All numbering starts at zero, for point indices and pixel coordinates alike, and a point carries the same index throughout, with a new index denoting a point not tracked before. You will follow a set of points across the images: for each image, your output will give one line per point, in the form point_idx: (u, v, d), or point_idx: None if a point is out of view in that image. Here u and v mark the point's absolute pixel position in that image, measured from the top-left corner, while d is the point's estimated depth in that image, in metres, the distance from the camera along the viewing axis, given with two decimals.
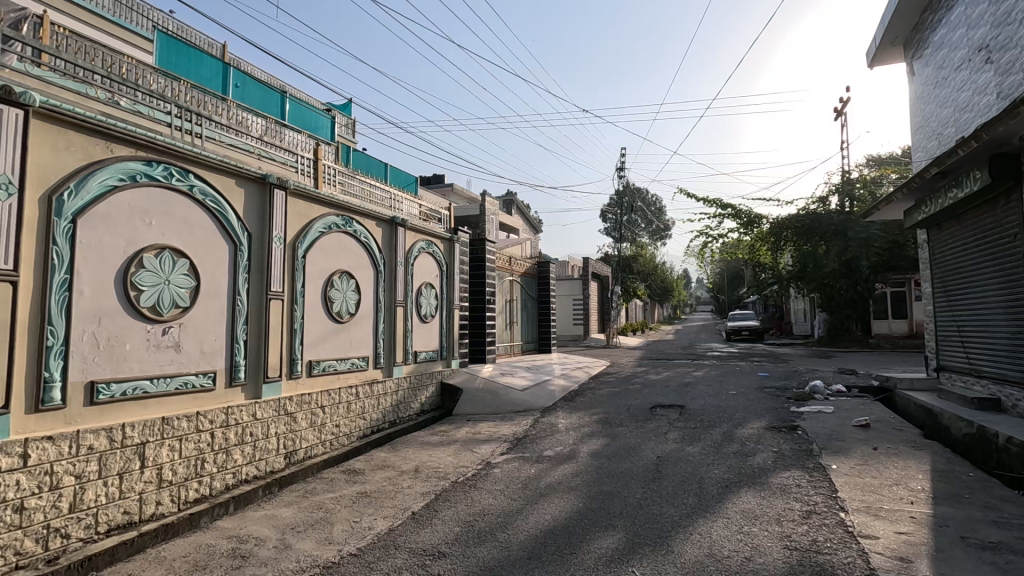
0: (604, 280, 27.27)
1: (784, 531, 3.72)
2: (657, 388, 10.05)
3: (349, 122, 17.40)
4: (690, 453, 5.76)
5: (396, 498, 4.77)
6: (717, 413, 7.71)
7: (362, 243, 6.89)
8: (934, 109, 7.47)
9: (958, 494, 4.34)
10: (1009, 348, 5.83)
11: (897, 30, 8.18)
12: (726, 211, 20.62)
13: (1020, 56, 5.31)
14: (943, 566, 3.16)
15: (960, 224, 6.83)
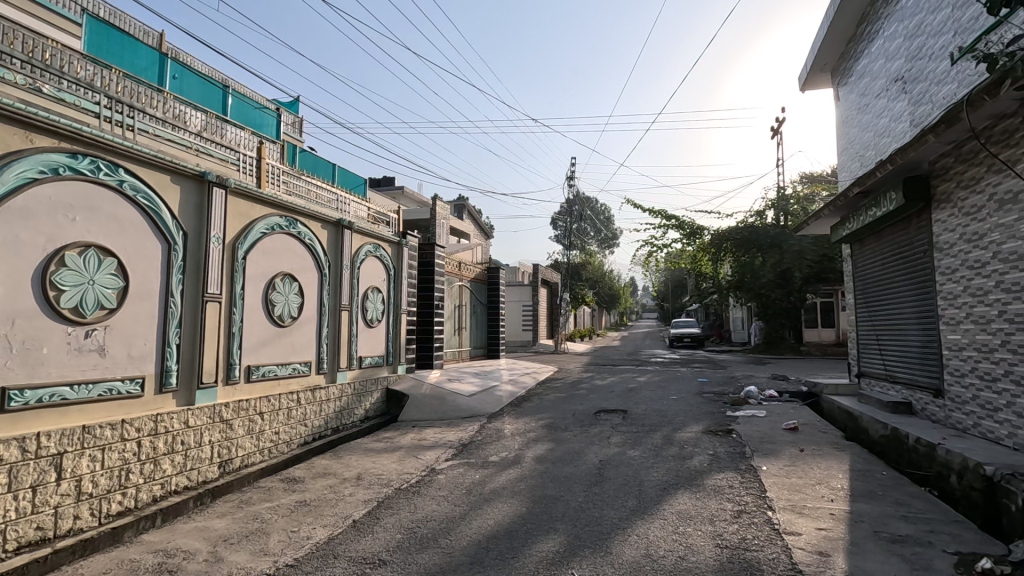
0: (554, 287, 27.69)
1: (716, 530, 3.89)
2: (602, 393, 10.27)
3: (296, 120, 16.95)
4: (632, 456, 5.94)
5: (336, 506, 4.67)
6: (658, 418, 7.95)
7: (306, 245, 6.71)
8: (857, 133, 8.04)
9: (873, 491, 4.67)
10: (920, 356, 6.31)
11: (825, 58, 8.77)
12: (670, 222, 21.43)
13: (930, 88, 5.81)
14: (858, 559, 3.40)
15: (879, 241, 7.35)
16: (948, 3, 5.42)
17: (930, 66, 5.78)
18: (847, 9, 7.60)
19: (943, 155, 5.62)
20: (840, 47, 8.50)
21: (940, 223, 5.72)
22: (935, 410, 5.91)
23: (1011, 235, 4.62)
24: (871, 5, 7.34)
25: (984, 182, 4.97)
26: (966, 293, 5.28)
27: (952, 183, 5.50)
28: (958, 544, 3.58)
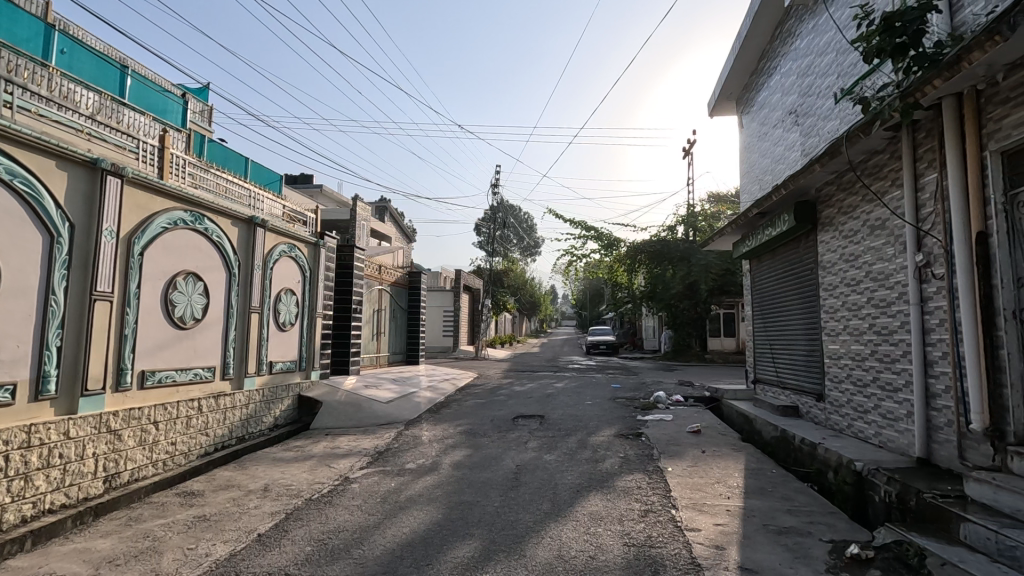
0: (476, 293, 27.74)
1: (625, 529, 4.08)
2: (520, 399, 10.42)
3: (205, 109, 15.89)
4: (547, 460, 6.08)
5: (240, 520, 4.41)
6: (574, 422, 8.20)
7: (213, 242, 6.31)
8: (757, 159, 8.77)
9: (763, 488, 5.09)
10: (806, 364, 6.96)
11: (731, 87, 9.51)
12: (589, 233, 22.19)
13: (817, 123, 6.46)
14: (748, 551, 3.69)
15: (774, 258, 8.04)
16: (833, 49, 6.07)
17: (818, 104, 6.44)
18: (750, 45, 8.28)
19: (827, 183, 6.27)
20: (744, 79, 9.24)
21: (824, 244, 6.36)
22: (817, 413, 6.54)
23: (879, 257, 5.23)
24: (771, 43, 8.05)
25: (859, 210, 5.60)
26: (843, 308, 5.90)
27: (834, 210, 6.14)
28: (832, 532, 3.99)
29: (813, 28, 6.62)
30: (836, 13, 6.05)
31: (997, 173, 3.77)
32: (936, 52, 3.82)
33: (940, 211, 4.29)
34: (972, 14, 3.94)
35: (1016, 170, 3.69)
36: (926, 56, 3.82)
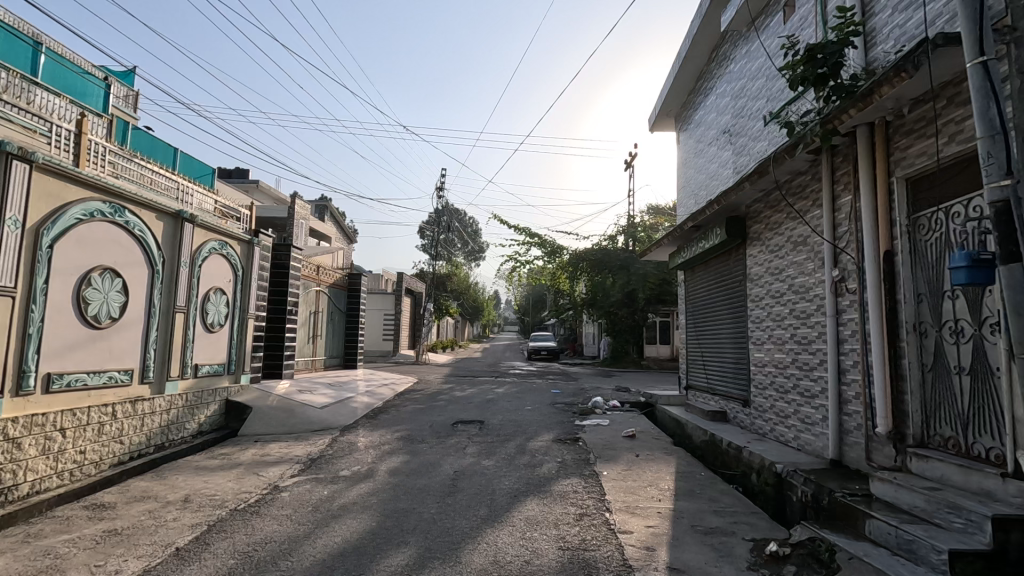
0: (418, 296, 27.41)
1: (560, 533, 4.14)
2: (460, 404, 10.35)
3: (130, 94, 14.90)
4: (485, 466, 6.08)
5: (156, 533, 4.13)
6: (513, 427, 8.25)
7: (134, 236, 5.91)
8: (693, 174, 9.17)
9: (693, 490, 5.30)
10: (734, 371, 7.32)
11: (670, 104, 9.91)
12: (533, 240, 22.44)
13: (748, 144, 6.84)
14: (677, 551, 3.83)
15: (706, 269, 8.41)
16: (764, 75, 6.45)
17: (749, 125, 6.82)
18: (689, 65, 8.66)
19: (755, 201, 6.63)
20: (683, 97, 9.65)
21: (752, 257, 6.72)
22: (742, 418, 6.89)
23: (801, 272, 5.58)
24: (708, 65, 8.45)
25: (784, 226, 5.96)
26: (768, 318, 6.26)
27: (761, 225, 6.51)
28: (754, 532, 4.20)
29: (746, 54, 7.00)
30: (767, 41, 6.43)
31: (902, 198, 4.13)
32: (853, 84, 4.13)
33: (854, 230, 4.64)
34: (884, 51, 4.28)
35: (918, 195, 4.06)
36: (844, 87, 4.12)
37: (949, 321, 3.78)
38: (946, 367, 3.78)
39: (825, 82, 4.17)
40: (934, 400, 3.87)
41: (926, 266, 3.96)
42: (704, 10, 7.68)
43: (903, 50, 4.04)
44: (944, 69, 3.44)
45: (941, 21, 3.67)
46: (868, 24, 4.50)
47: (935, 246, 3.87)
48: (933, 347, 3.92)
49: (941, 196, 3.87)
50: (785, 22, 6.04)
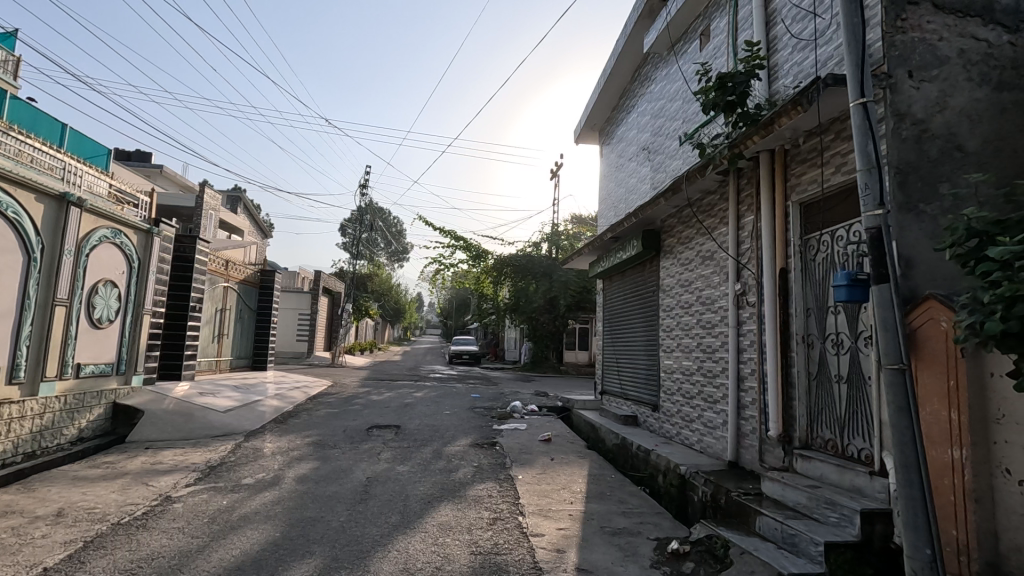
0: (336, 296, 26.48)
1: (472, 538, 4.13)
2: (377, 408, 10.09)
3: (9, 59, 13.32)
4: (400, 471, 5.96)
5: (20, 552, 3.69)
6: (430, 432, 8.14)
7: (8, 218, 5.28)
8: (614, 187, 9.53)
9: (603, 492, 5.48)
10: (645, 377, 7.67)
11: (595, 118, 10.26)
12: (458, 243, 22.34)
13: (664, 161, 7.22)
14: (585, 552, 3.94)
15: (623, 279, 8.75)
16: (680, 98, 6.83)
17: (666, 144, 7.20)
18: (613, 82, 9.01)
19: (669, 216, 7.00)
20: (607, 112, 10.02)
21: (664, 269, 7.08)
22: (651, 422, 7.23)
23: (708, 284, 5.95)
24: (631, 84, 8.84)
25: (694, 241, 6.33)
26: (678, 328, 6.62)
27: (674, 239, 6.87)
28: (658, 531, 4.41)
29: (665, 76, 7.40)
30: (684, 67, 6.83)
31: (796, 220, 4.52)
32: (757, 113, 4.47)
33: (755, 248, 5.02)
34: (784, 85, 4.67)
35: (809, 219, 4.46)
36: (750, 114, 4.44)
37: (832, 334, 4.17)
38: (829, 375, 4.16)
39: (733, 109, 4.47)
40: (817, 405, 4.27)
41: (815, 284, 4.36)
42: (628, 31, 8.03)
43: (800, 86, 4.42)
44: (832, 106, 3.81)
45: (832, 63, 4.06)
46: (772, 59, 4.89)
47: (822, 266, 4.28)
48: (818, 357, 4.31)
49: (828, 221, 4.28)
50: (701, 50, 6.44)
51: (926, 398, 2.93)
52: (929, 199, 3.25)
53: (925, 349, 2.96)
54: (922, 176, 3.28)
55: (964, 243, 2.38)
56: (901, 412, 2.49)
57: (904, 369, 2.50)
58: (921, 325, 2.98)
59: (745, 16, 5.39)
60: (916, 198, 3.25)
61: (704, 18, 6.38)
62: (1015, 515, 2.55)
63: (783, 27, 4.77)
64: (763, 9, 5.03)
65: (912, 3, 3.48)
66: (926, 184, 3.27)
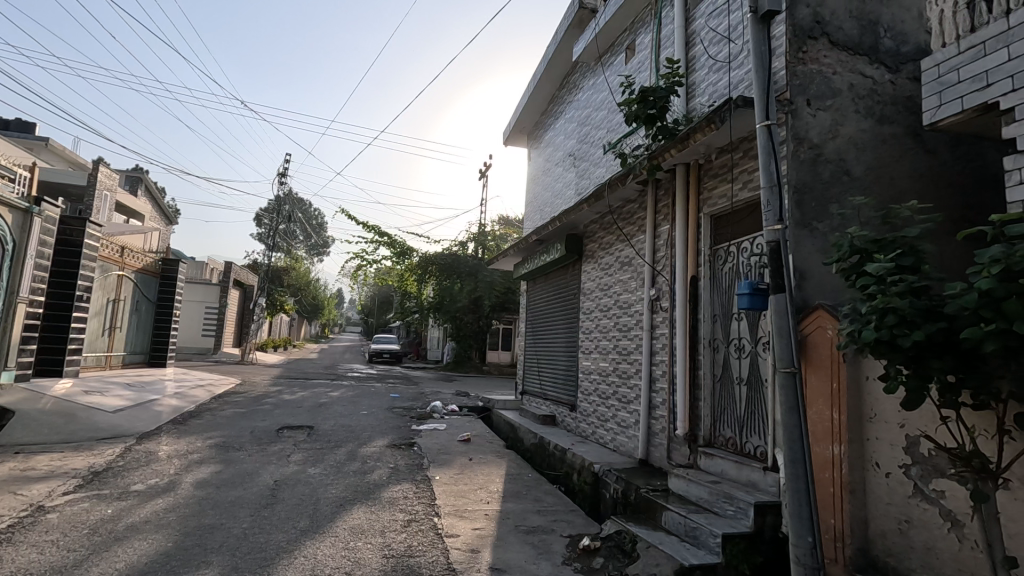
0: (248, 289, 25.03)
1: (385, 541, 4.03)
2: (289, 408, 9.61)
3: None
4: (311, 474, 5.71)
5: None
6: (345, 433, 7.87)
7: None
8: (540, 191, 9.68)
9: (519, 491, 5.54)
10: (564, 377, 7.84)
11: (524, 121, 10.38)
12: (382, 239, 21.76)
13: (589, 168, 7.43)
14: (499, 551, 3.97)
15: (546, 281, 8.91)
16: (606, 107, 7.05)
17: (591, 151, 7.41)
18: (542, 87, 9.16)
19: (592, 222, 7.21)
20: (536, 116, 10.16)
21: (585, 273, 7.28)
22: (569, 421, 7.41)
23: (625, 289, 6.19)
24: (559, 90, 9.01)
25: (614, 247, 6.56)
26: (596, 330, 6.82)
27: (595, 244, 7.08)
28: (570, 528, 4.53)
29: (593, 85, 7.61)
30: (610, 78, 7.06)
31: (707, 231, 4.80)
32: (675, 127, 4.70)
33: (669, 256, 5.27)
34: (700, 103, 4.93)
35: (719, 230, 4.75)
36: (668, 128, 4.67)
37: (734, 339, 4.46)
38: (731, 377, 4.45)
39: (653, 122, 4.68)
40: (720, 406, 4.55)
41: (721, 292, 4.65)
42: (559, 38, 8.18)
43: (714, 105, 4.70)
44: (741, 126, 4.07)
45: (742, 86, 4.35)
46: (691, 77, 5.16)
47: (728, 275, 4.57)
48: (722, 360, 4.59)
49: (736, 233, 4.58)
50: (626, 63, 6.68)
51: (813, 399, 3.20)
52: (821, 217, 3.57)
53: (813, 354, 3.24)
54: (816, 196, 3.58)
55: (848, 258, 2.61)
56: (791, 412, 2.70)
57: (795, 372, 2.71)
58: (811, 332, 3.25)
59: (667, 34, 5.66)
60: (810, 216, 3.55)
61: (630, 32, 6.62)
62: (882, 504, 2.84)
63: (701, 48, 5.05)
64: (684, 30, 5.30)
65: (812, 38, 3.81)
66: (819, 203, 3.58)
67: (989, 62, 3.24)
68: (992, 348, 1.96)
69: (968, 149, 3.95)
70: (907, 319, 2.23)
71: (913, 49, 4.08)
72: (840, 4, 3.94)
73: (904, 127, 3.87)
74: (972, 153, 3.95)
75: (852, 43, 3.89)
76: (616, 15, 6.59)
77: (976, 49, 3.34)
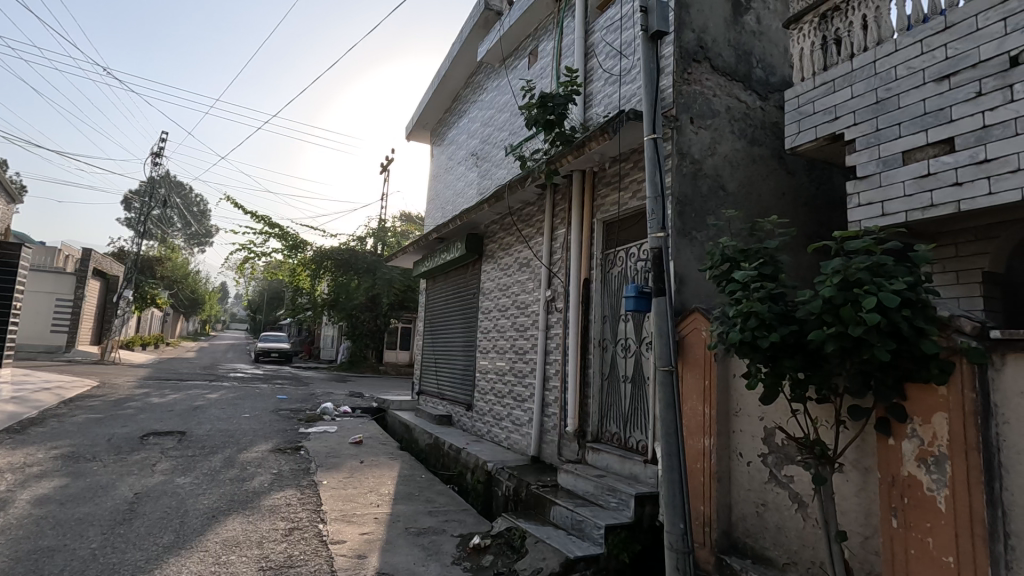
0: (112, 280, 22.33)
1: (262, 553, 3.76)
2: (156, 412, 8.69)
3: None
4: (180, 484, 5.20)
5: None
6: (222, 438, 7.27)
7: None
8: (442, 189, 9.58)
9: (411, 492, 5.44)
10: (462, 377, 7.82)
11: (427, 117, 10.24)
12: (272, 230, 20.37)
13: (490, 169, 7.47)
14: (387, 555, 3.86)
15: (446, 280, 8.84)
16: (508, 110, 7.14)
17: (493, 152, 7.47)
18: (447, 84, 9.07)
19: (492, 222, 7.27)
20: (439, 113, 10.05)
21: (485, 273, 7.32)
22: (465, 421, 7.39)
23: (523, 290, 6.31)
24: (464, 88, 8.97)
25: (513, 248, 6.65)
26: (494, 329, 6.89)
27: (495, 244, 7.13)
28: (461, 527, 4.52)
29: (496, 87, 7.67)
30: (513, 81, 7.15)
31: (600, 236, 5.01)
32: (572, 134, 4.87)
33: (565, 258, 5.44)
34: (596, 113, 5.15)
35: (610, 236, 4.99)
36: (565, 135, 4.83)
37: (622, 339, 4.70)
38: (617, 376, 4.69)
39: (552, 127, 4.81)
40: (607, 402, 4.78)
41: (611, 294, 4.89)
42: (464, 36, 8.15)
43: (608, 116, 4.92)
44: (632, 138, 4.31)
45: (634, 100, 4.60)
46: (588, 88, 5.36)
47: (618, 278, 4.81)
48: (610, 360, 4.82)
49: (625, 239, 4.84)
50: (529, 68, 6.80)
51: (689, 396, 3.46)
52: (699, 227, 3.87)
53: (689, 353, 3.50)
54: (695, 208, 3.87)
55: (719, 266, 2.86)
56: (669, 407, 2.88)
57: (672, 370, 2.90)
58: (688, 333, 3.51)
59: (568, 43, 5.85)
60: (691, 226, 3.83)
61: (533, 38, 6.74)
62: (743, 490, 3.13)
63: (598, 61, 5.27)
64: (583, 41, 5.49)
65: (696, 61, 4.11)
66: (698, 214, 3.88)
67: (838, 98, 3.69)
68: (831, 348, 2.23)
69: (820, 173, 4.50)
70: (765, 322, 2.46)
71: (779, 80, 4.56)
72: (720, 33, 4.30)
73: (770, 150, 4.31)
74: (823, 177, 4.50)
75: (729, 69, 4.26)
76: (520, 20, 6.68)
77: (828, 85, 3.78)
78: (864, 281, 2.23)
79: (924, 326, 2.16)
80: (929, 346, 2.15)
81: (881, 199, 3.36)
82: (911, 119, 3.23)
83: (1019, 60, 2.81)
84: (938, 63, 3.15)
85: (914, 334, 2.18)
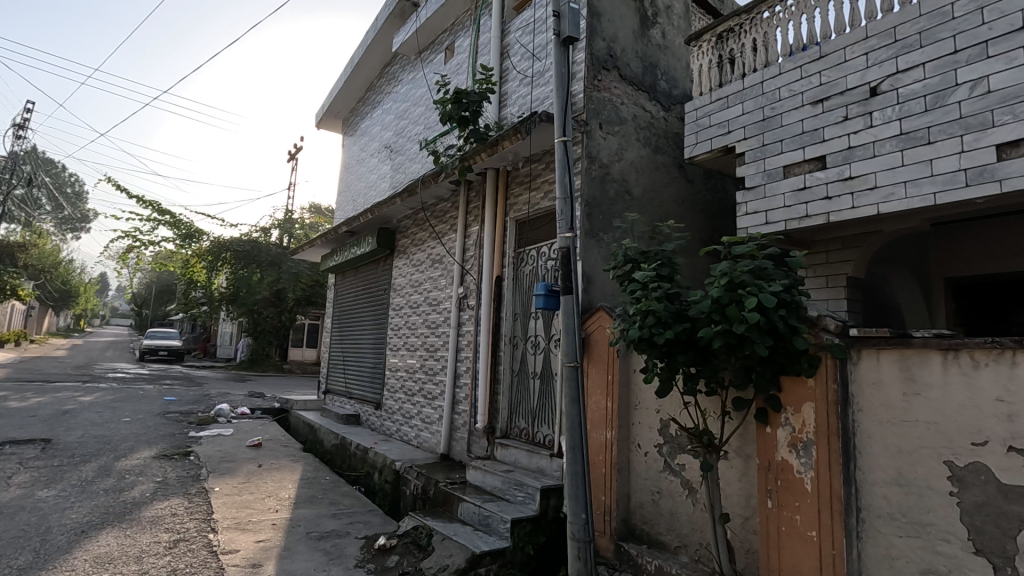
0: None
1: (140, 569, 3.44)
2: (16, 418, 7.68)
3: None
4: (42, 498, 4.63)
5: None
6: (96, 445, 6.56)
7: None
8: (354, 181, 9.25)
9: (313, 495, 5.21)
10: (371, 375, 7.59)
11: (338, 106, 9.85)
12: (162, 217, 18.64)
13: (404, 162, 7.33)
14: (285, 562, 3.67)
15: (356, 276, 8.56)
16: (424, 104, 7.04)
17: (407, 146, 7.32)
18: (360, 73, 8.76)
19: (405, 217, 7.13)
20: (352, 103, 9.70)
21: (396, 269, 7.17)
22: (373, 420, 7.19)
23: (435, 286, 6.24)
24: (379, 78, 8.71)
25: (426, 244, 6.57)
26: (405, 326, 6.76)
27: (408, 240, 7.01)
28: (366, 528, 4.40)
29: (412, 80, 7.52)
30: (429, 75, 7.05)
31: (513, 235, 5.08)
32: (485, 132, 4.89)
33: (477, 256, 5.45)
34: (510, 113, 5.20)
35: (523, 235, 5.07)
36: (479, 132, 4.85)
37: (532, 336, 4.79)
38: (526, 372, 4.78)
39: (466, 124, 4.81)
40: (516, 398, 4.85)
41: (523, 292, 4.96)
42: (379, 25, 7.91)
43: (522, 117, 4.99)
44: (544, 139, 4.40)
45: (546, 102, 4.70)
46: (503, 87, 5.41)
47: (529, 277, 4.89)
48: (520, 356, 4.89)
49: (536, 239, 4.94)
50: (444, 63, 6.74)
51: (593, 391, 3.60)
52: (606, 229, 4.03)
53: (594, 350, 3.64)
54: (603, 210, 4.03)
55: (622, 266, 3.00)
56: (574, 401, 2.98)
57: (578, 367, 2.99)
58: (593, 330, 3.66)
59: (484, 41, 5.86)
60: (598, 227, 3.98)
61: (450, 33, 6.69)
62: (640, 479, 3.31)
63: (513, 62, 5.33)
64: (498, 41, 5.52)
65: (605, 69, 4.27)
66: (605, 217, 4.04)
67: (731, 113, 4.00)
68: (718, 344, 2.41)
69: (715, 183, 4.86)
70: (662, 320, 2.62)
71: (680, 93, 4.86)
72: (629, 44, 4.50)
73: (672, 159, 4.58)
74: (717, 187, 4.85)
75: (636, 80, 4.47)
76: (436, 14, 6.60)
77: (722, 101, 4.08)
78: (747, 283, 2.43)
79: (797, 324, 2.39)
80: (800, 343, 2.39)
81: (765, 209, 3.68)
82: (792, 136, 3.56)
83: (877, 90, 3.19)
84: (814, 88, 3.50)
85: (788, 331, 2.40)
